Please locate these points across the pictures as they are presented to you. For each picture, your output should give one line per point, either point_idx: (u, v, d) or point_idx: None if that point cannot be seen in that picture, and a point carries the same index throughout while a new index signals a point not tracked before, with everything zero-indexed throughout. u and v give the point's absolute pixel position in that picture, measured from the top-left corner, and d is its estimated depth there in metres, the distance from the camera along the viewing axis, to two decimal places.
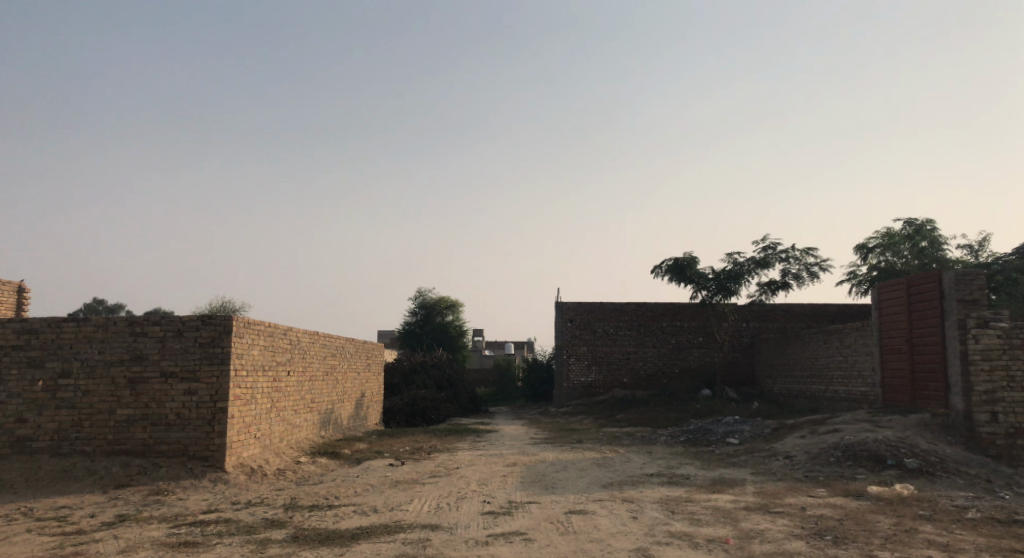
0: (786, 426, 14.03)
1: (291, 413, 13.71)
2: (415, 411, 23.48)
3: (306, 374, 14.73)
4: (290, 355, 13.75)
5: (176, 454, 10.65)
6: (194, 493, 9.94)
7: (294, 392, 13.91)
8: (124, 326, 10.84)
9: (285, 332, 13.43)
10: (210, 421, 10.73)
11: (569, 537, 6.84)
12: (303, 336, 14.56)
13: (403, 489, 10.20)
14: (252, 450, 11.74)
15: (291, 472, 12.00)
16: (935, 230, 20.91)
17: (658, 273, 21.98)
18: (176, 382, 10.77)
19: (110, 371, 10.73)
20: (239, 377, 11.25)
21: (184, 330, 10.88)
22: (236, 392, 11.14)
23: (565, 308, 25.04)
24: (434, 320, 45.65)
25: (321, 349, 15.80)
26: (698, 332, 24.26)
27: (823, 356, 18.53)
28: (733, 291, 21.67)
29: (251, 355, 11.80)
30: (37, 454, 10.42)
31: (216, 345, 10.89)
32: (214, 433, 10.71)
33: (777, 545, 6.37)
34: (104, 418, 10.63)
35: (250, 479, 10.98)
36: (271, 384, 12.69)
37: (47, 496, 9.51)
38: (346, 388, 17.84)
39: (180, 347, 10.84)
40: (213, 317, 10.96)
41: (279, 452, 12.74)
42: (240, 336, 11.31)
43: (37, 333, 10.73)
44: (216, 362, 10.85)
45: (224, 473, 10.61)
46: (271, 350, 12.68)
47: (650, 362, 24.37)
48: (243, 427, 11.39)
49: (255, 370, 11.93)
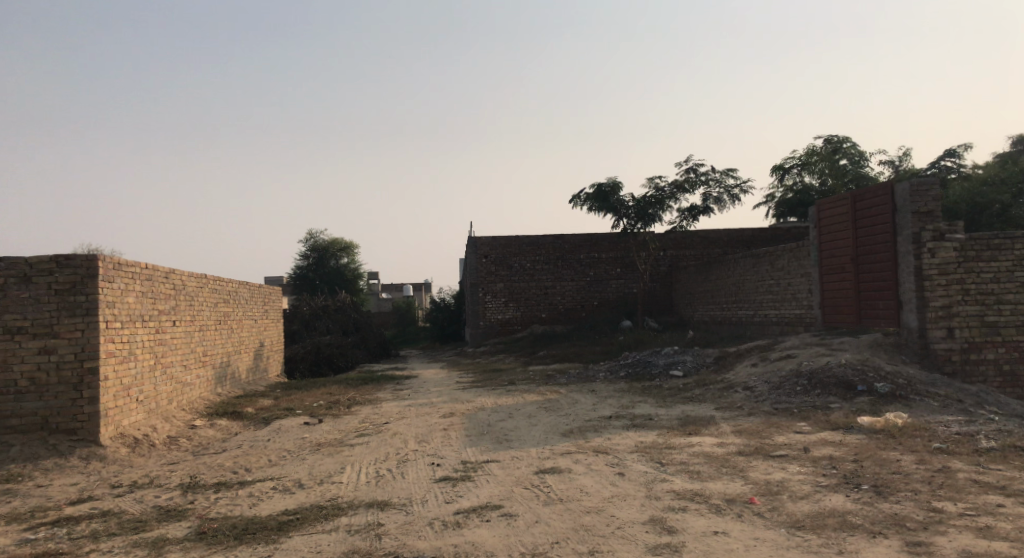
0: (730, 354, 13.27)
1: (180, 370, 11.64)
2: (320, 359, 21.56)
3: (196, 324, 12.60)
4: (175, 302, 11.60)
5: (32, 429, 8.52)
6: (60, 478, 7.92)
7: (182, 345, 11.82)
8: None
9: (166, 276, 11.25)
10: (76, 385, 8.63)
11: (560, 510, 5.48)
12: (188, 279, 12.36)
13: (329, 455, 8.56)
14: (135, 417, 9.73)
15: (185, 439, 10.08)
16: (854, 147, 20.77)
17: (578, 202, 20.72)
18: (26, 340, 8.56)
19: None
20: (112, 330, 9.14)
21: (33, 275, 8.62)
22: (109, 348, 9.03)
23: (478, 243, 23.51)
24: (328, 263, 43.06)
25: (211, 295, 13.62)
26: (616, 262, 23.39)
27: (751, 282, 17.98)
28: (654, 218, 20.74)
29: (127, 303, 9.67)
30: None
31: (79, 292, 8.71)
32: (83, 400, 8.64)
33: (815, 502, 5.19)
34: None
35: (133, 452, 9.01)
36: (153, 337, 10.59)
37: None
38: (242, 338, 15.74)
39: (29, 296, 8.59)
40: (71, 258, 8.72)
41: (168, 417, 10.74)
42: (111, 281, 9.15)
43: None
44: (79, 312, 8.69)
45: (100, 448, 8.61)
46: (150, 296, 10.53)
47: (569, 296, 23.39)
48: (121, 390, 9.33)
49: (132, 321, 9.82)
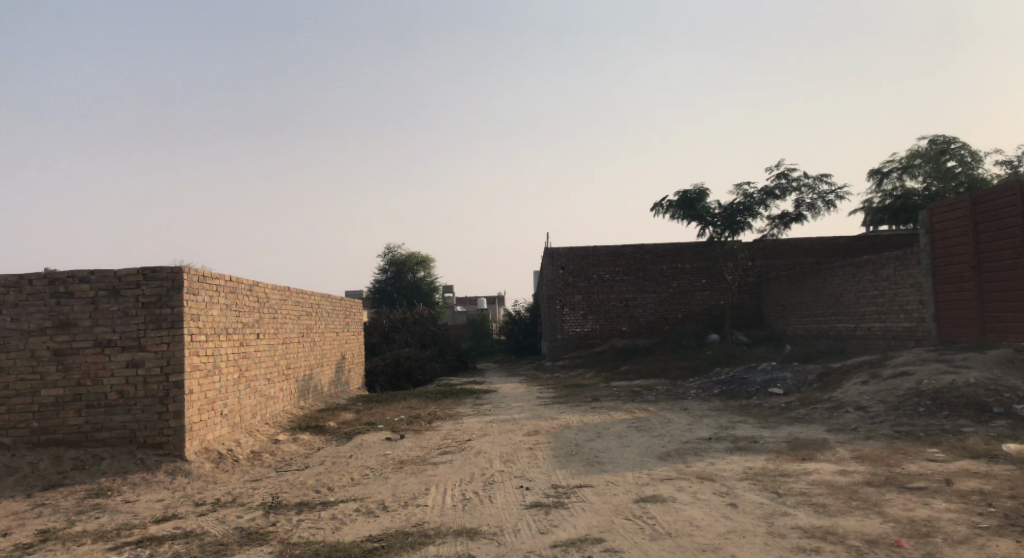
0: (835, 371, 12.29)
1: (263, 384, 11.58)
2: (400, 372, 21.47)
3: (279, 337, 12.56)
4: (258, 315, 11.56)
5: (121, 442, 8.50)
6: (146, 493, 7.82)
7: (266, 358, 11.76)
8: (42, 286, 8.52)
9: (249, 288, 11.21)
10: (163, 399, 8.57)
11: (672, 548, 4.89)
12: (272, 292, 12.33)
13: (412, 474, 8.19)
14: (219, 431, 9.64)
15: (268, 454, 9.93)
16: (963, 149, 19.29)
17: (661, 211, 19.97)
18: (115, 353, 8.55)
19: (29, 342, 8.46)
20: (197, 343, 9.07)
21: (122, 288, 8.62)
22: (194, 362, 8.95)
23: (557, 254, 23.01)
24: (405, 277, 43.40)
25: (293, 307, 13.59)
26: (701, 273, 22.47)
27: (852, 292, 16.81)
28: (743, 226, 19.77)
29: (211, 316, 9.61)
30: None
31: (164, 304, 8.66)
32: (169, 414, 8.57)
33: (978, 550, 4.42)
34: (25, 401, 8.42)
35: (217, 468, 8.88)
36: (237, 350, 10.52)
37: None
38: (324, 350, 15.71)
39: (118, 309, 8.59)
40: (157, 271, 8.69)
41: (252, 431, 10.64)
42: (195, 294, 9.09)
43: None
44: (164, 325, 8.63)
45: (185, 463, 8.50)
46: (234, 309, 10.49)
47: (651, 308, 22.59)
48: (205, 403, 9.25)
49: (217, 334, 9.76)
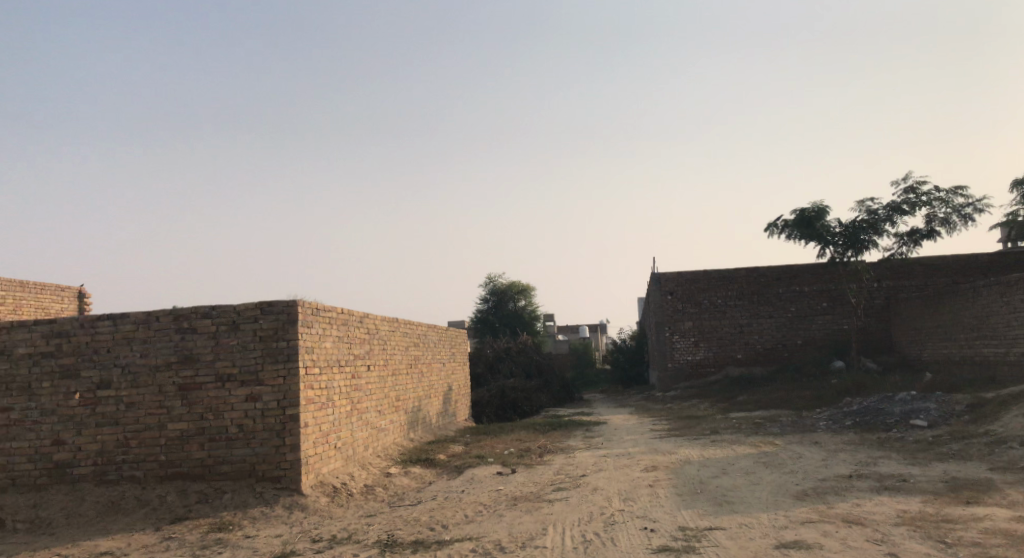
0: (989, 400, 11.06)
1: (374, 416, 11.59)
2: (506, 403, 21.25)
3: (389, 369, 12.60)
4: (369, 347, 11.62)
5: (241, 476, 8.61)
6: (265, 528, 7.85)
7: (376, 390, 11.79)
8: (169, 322, 8.82)
9: (360, 320, 11.30)
10: (280, 433, 8.64)
11: None
12: (381, 324, 12.40)
13: (527, 512, 7.84)
14: (333, 464, 9.64)
15: (381, 488, 9.84)
16: None
17: (775, 231, 19.01)
18: (235, 387, 8.72)
19: (156, 378, 8.75)
20: (311, 375, 9.14)
21: (240, 322, 8.81)
22: (309, 395, 9.01)
23: (663, 280, 22.30)
24: (507, 307, 43.47)
25: (402, 338, 13.65)
26: (821, 296, 21.18)
27: (999, 314, 15.29)
28: (867, 245, 18.50)
29: (324, 348, 9.69)
30: (80, 484, 8.62)
31: (280, 338, 8.77)
32: (286, 448, 8.62)
33: None
34: (154, 435, 8.69)
35: (333, 502, 8.85)
36: (349, 383, 10.57)
37: (88, 539, 7.70)
38: (432, 382, 15.70)
39: (237, 344, 8.78)
40: (273, 305, 8.84)
41: (365, 464, 10.62)
42: (309, 327, 9.19)
43: (69, 337, 8.81)
44: (280, 358, 8.74)
45: (302, 497, 8.51)
46: (346, 341, 10.56)
47: (767, 334, 21.45)
48: (320, 436, 9.28)
49: (330, 367, 9.83)
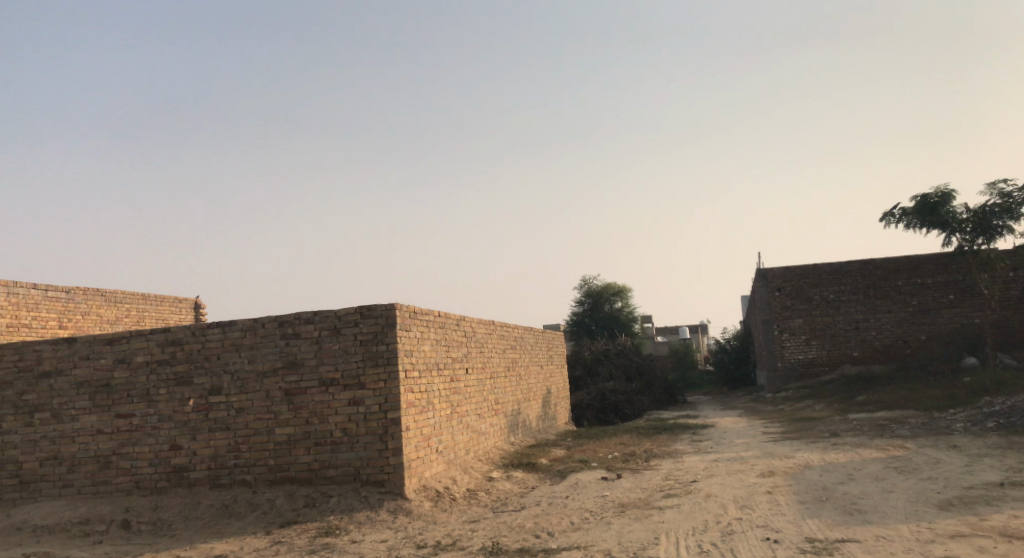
0: None
1: (474, 419, 11.46)
2: (607, 406, 20.79)
3: (487, 373, 12.46)
4: (467, 350, 11.51)
5: (346, 479, 8.63)
6: (371, 532, 7.81)
7: (475, 394, 11.66)
8: (274, 328, 8.96)
9: (457, 323, 11.20)
10: (382, 437, 8.60)
11: None
12: (478, 327, 12.28)
13: (636, 519, 7.45)
14: (436, 468, 9.55)
15: (484, 493, 9.67)
16: None
17: (892, 221, 17.72)
18: (338, 391, 8.76)
19: (264, 383, 8.91)
20: (411, 379, 9.08)
21: (341, 326, 8.85)
22: (409, 399, 8.95)
23: (769, 276, 21.25)
24: (603, 309, 42.83)
25: (499, 341, 13.49)
26: (947, 288, 19.62)
27: None
28: (1000, 231, 16.96)
29: (422, 352, 9.63)
30: (196, 487, 8.87)
31: (380, 342, 8.75)
32: (388, 451, 8.58)
33: None
34: (263, 440, 8.85)
35: (436, 507, 8.74)
36: (448, 386, 10.48)
37: (204, 542, 7.89)
38: (531, 385, 15.48)
39: (339, 348, 8.82)
40: (372, 309, 8.83)
41: (466, 468, 10.49)
42: (407, 330, 9.14)
43: (183, 344, 9.09)
44: (381, 362, 8.72)
45: (405, 502, 8.44)
46: (443, 344, 10.48)
47: (886, 331, 20.06)
48: (421, 440, 9.21)
49: (429, 370, 9.76)
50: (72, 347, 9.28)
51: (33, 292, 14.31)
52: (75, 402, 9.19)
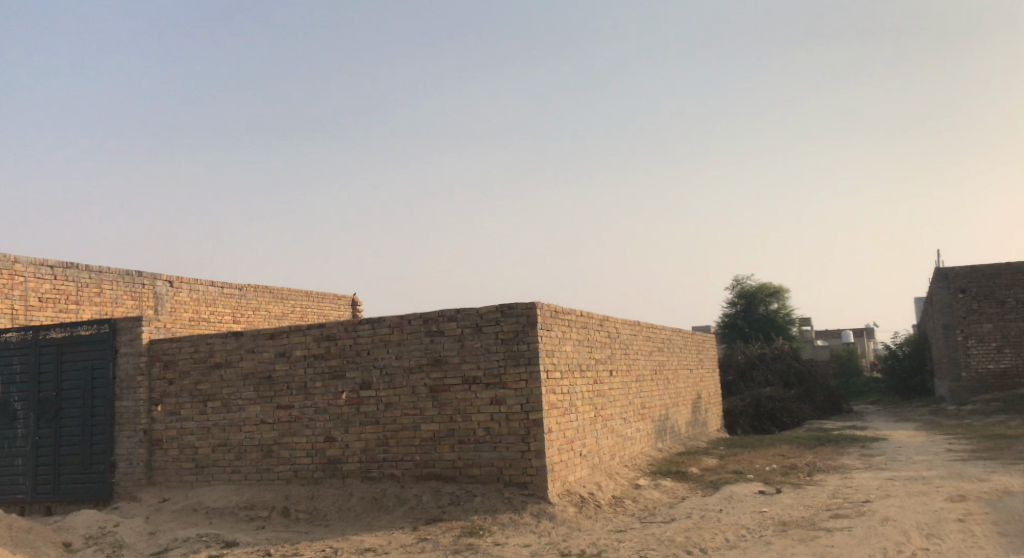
0: None
1: (620, 423, 11.04)
2: (762, 414, 19.57)
3: (633, 375, 12.00)
4: (611, 351, 11.12)
5: (490, 479, 8.52)
6: (514, 535, 7.64)
7: (621, 397, 11.24)
8: (419, 326, 9.02)
9: (601, 323, 10.84)
10: (525, 438, 8.42)
11: None
12: (623, 327, 11.85)
13: (800, 541, 6.76)
14: (580, 472, 9.25)
15: (631, 500, 9.25)
16: None
17: None
18: (480, 390, 8.67)
19: (410, 380, 9.00)
20: (552, 380, 8.83)
21: (483, 325, 8.76)
22: (551, 400, 8.72)
23: (950, 275, 19.12)
24: (757, 310, 40.65)
25: (646, 343, 12.96)
26: None
27: None
28: None
29: (565, 352, 9.36)
30: (348, 479, 9.11)
31: (521, 340, 8.58)
32: (531, 453, 8.38)
33: None
34: (409, 435, 8.93)
35: (581, 513, 8.44)
36: (592, 388, 10.14)
37: (354, 534, 8.06)
38: (680, 389, 14.80)
39: (481, 346, 8.73)
40: (514, 307, 8.67)
41: (612, 474, 10.10)
42: (549, 330, 8.91)
43: (335, 340, 9.38)
44: (522, 361, 8.54)
45: (549, 506, 8.21)
46: (587, 345, 10.16)
47: None
48: (565, 443, 8.94)
49: (571, 371, 9.47)
50: (239, 341, 9.84)
51: (210, 289, 15.52)
52: (241, 393, 9.74)
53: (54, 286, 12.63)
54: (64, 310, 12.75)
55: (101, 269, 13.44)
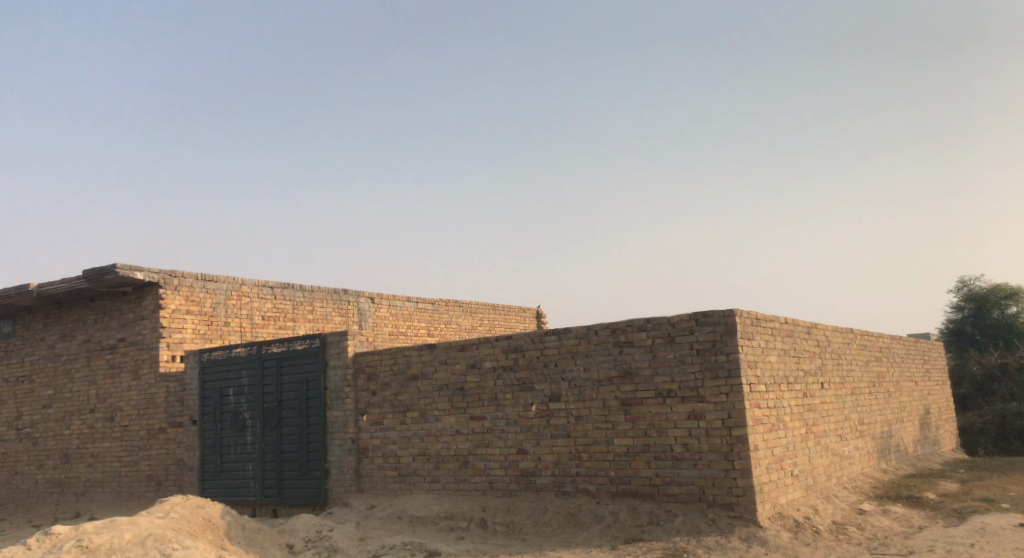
0: None
1: (836, 441, 9.99)
2: (1007, 433, 17.01)
3: (847, 388, 10.85)
4: (821, 361, 10.12)
5: (691, 498, 7.99)
6: None
7: (835, 411, 10.17)
8: (608, 336, 8.71)
9: (808, 331, 9.90)
10: (728, 455, 7.81)
11: None
12: (834, 335, 10.74)
13: None
14: (792, 494, 8.44)
15: (854, 528, 8.27)
16: None
17: None
18: (676, 403, 8.18)
19: (601, 392, 8.71)
20: (756, 393, 8.13)
21: (676, 334, 8.27)
22: (756, 415, 8.03)
23: None
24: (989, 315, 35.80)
25: (860, 352, 11.70)
26: None
27: None
28: None
29: (769, 363, 8.61)
30: (543, 493, 8.98)
31: (719, 351, 7.99)
32: (736, 472, 7.75)
33: None
34: (603, 450, 8.63)
35: (796, 539, 7.66)
36: (802, 402, 9.25)
37: (552, 550, 7.88)
38: (903, 403, 13.21)
39: (674, 357, 8.25)
40: (709, 315, 8.11)
41: (829, 497, 9.13)
42: (750, 339, 8.23)
43: (524, 352, 9.32)
44: (721, 373, 7.94)
45: (759, 531, 7.53)
46: (793, 355, 9.29)
47: None
48: (774, 462, 8.20)
49: (777, 384, 8.69)
50: (433, 353, 10.09)
51: (407, 304, 16.35)
52: (437, 404, 9.97)
53: (274, 305, 13.83)
54: (282, 327, 13.92)
55: (312, 289, 14.52)
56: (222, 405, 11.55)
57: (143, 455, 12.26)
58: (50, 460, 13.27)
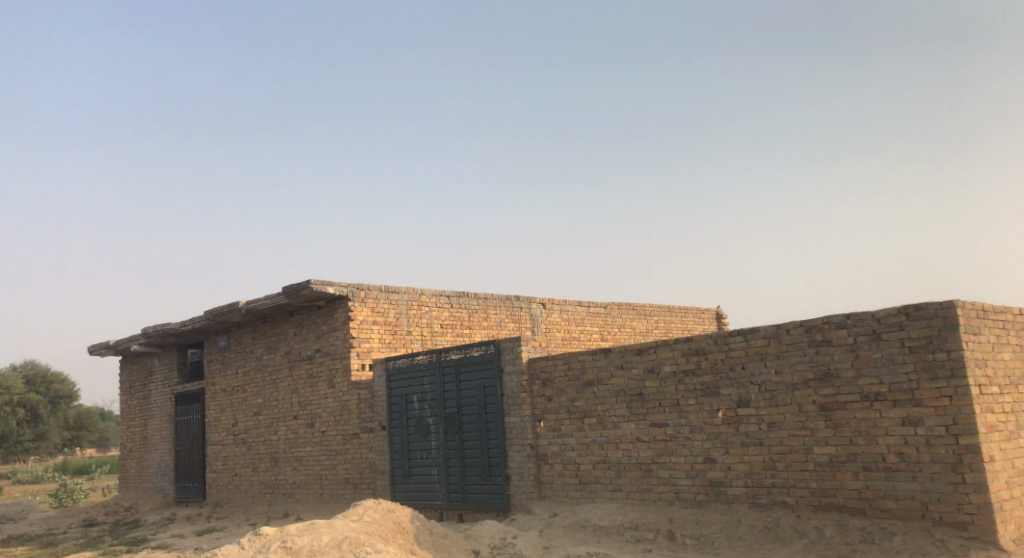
0: None
1: None
2: None
3: None
4: None
5: (911, 516, 7.02)
6: None
7: None
8: (801, 335, 7.93)
9: None
10: (955, 467, 6.79)
11: None
12: None
13: None
14: None
15: None
16: None
17: None
18: (887, 408, 7.25)
19: (796, 396, 7.94)
20: (987, 396, 7.00)
21: (883, 331, 7.34)
22: (989, 421, 6.92)
23: None
24: None
25: None
26: None
27: None
28: None
29: (1003, 361, 7.41)
30: (735, 505, 8.34)
31: (937, 349, 6.98)
32: (967, 487, 6.71)
33: None
34: (801, 459, 7.84)
35: None
36: None
37: None
38: None
39: (882, 357, 7.33)
40: (922, 309, 7.12)
41: None
42: (977, 333, 7.12)
43: (706, 354, 8.73)
44: (941, 374, 6.93)
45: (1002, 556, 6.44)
46: None
47: None
48: (1015, 475, 7.03)
49: (1014, 385, 7.46)
50: (609, 357, 9.75)
51: (580, 309, 16.16)
52: (615, 410, 9.62)
53: (451, 313, 14.16)
54: (460, 335, 14.21)
55: (487, 296, 14.71)
56: (407, 411, 11.95)
57: (340, 459, 12.97)
58: (262, 462, 14.44)
